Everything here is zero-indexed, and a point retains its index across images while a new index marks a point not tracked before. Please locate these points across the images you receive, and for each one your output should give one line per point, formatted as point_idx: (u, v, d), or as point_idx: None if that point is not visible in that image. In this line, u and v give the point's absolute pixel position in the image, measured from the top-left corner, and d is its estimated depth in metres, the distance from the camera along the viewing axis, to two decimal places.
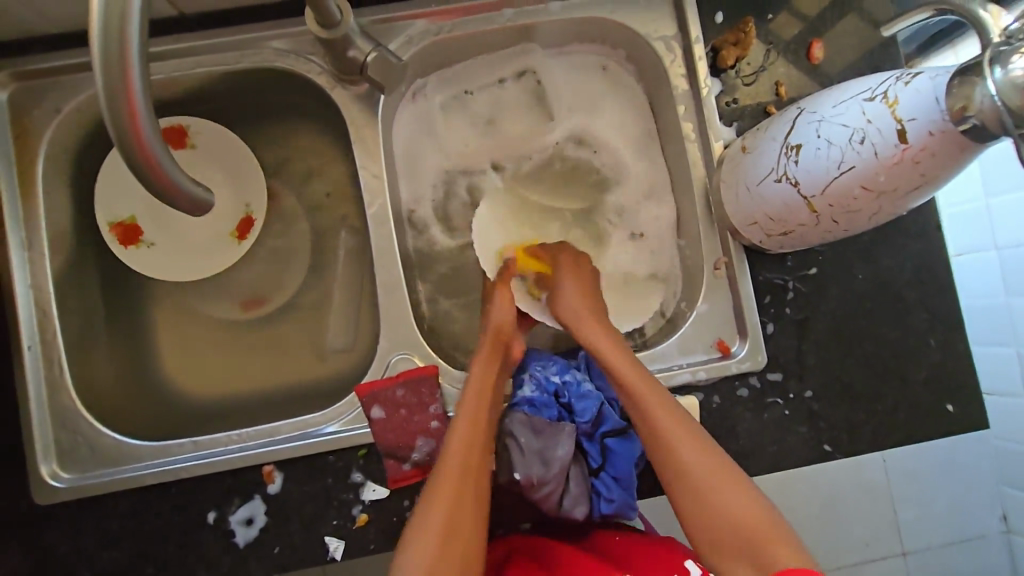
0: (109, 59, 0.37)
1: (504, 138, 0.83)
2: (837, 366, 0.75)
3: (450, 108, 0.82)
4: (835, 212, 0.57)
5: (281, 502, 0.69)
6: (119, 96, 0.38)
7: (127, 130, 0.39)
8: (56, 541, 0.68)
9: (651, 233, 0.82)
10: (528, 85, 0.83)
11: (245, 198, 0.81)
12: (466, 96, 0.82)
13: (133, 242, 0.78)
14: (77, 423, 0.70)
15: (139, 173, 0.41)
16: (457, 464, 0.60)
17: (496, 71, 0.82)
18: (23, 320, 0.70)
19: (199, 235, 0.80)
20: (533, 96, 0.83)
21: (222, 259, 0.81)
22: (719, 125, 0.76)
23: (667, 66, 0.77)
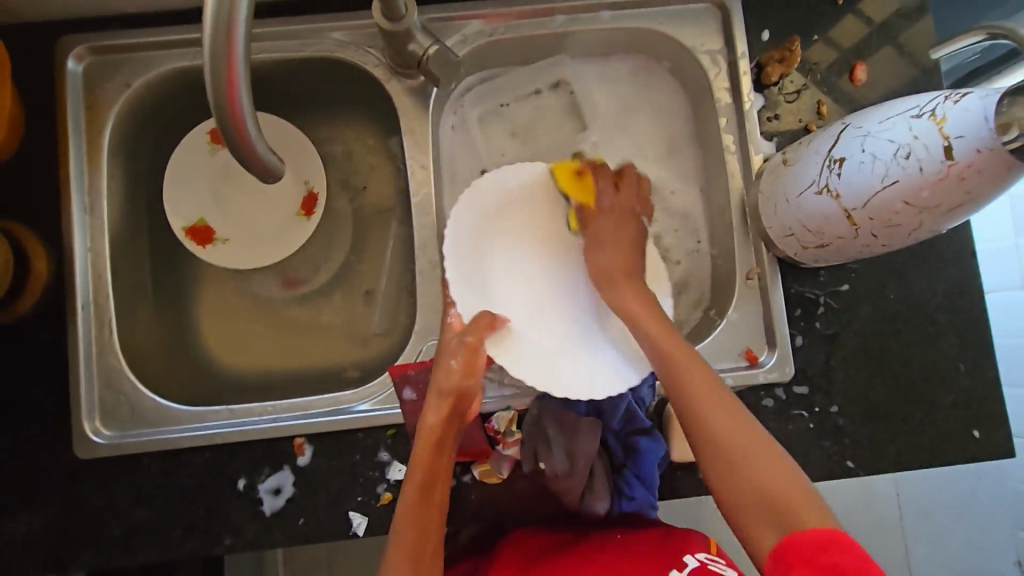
0: (219, 28, 0.39)
1: (538, 144, 0.85)
2: (864, 384, 0.75)
3: (492, 116, 0.84)
4: (875, 225, 0.58)
5: (309, 475, 0.71)
6: (222, 61, 0.40)
7: (225, 91, 0.41)
8: (92, 495, 0.70)
9: (684, 240, 0.83)
10: (563, 96, 0.85)
11: (306, 175, 0.86)
12: (507, 105, 0.84)
13: (210, 246, 0.84)
14: (120, 383, 0.72)
15: (227, 136, 0.44)
16: (413, 526, 0.57)
17: (538, 80, 0.84)
18: (79, 281, 0.73)
19: (269, 220, 0.86)
20: (567, 107, 0.85)
21: (295, 238, 0.86)
22: (760, 139, 0.77)
23: (711, 79, 0.79)
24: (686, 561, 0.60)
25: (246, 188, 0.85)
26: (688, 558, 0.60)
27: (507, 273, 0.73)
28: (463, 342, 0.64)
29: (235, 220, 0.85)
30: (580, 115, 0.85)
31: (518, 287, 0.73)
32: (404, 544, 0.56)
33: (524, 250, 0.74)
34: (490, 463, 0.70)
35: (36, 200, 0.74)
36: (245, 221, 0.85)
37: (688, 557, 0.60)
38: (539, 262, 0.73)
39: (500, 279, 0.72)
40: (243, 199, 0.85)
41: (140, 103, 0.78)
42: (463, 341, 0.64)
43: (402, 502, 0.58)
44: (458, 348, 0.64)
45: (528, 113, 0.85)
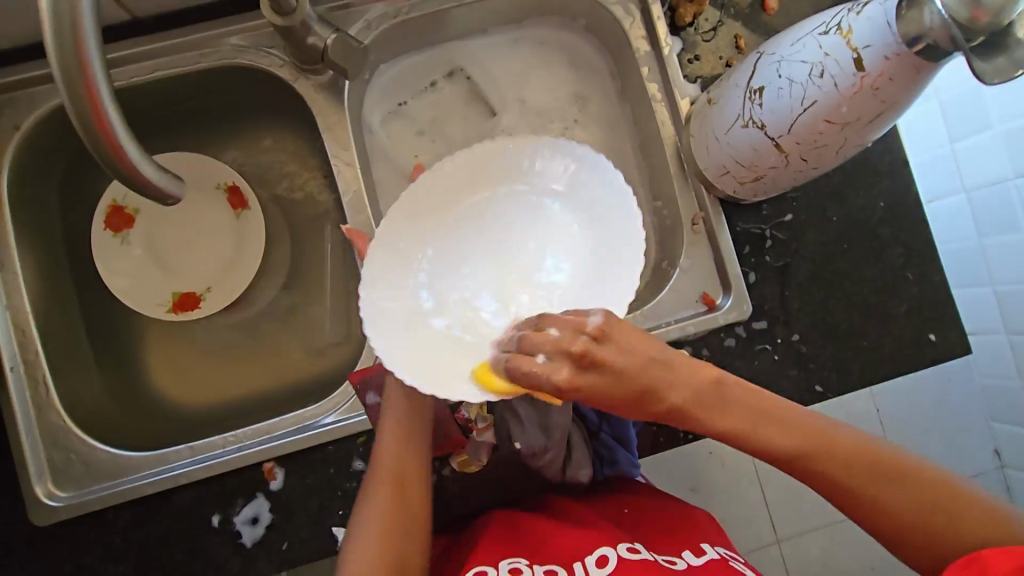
0: (65, 42, 0.38)
1: (455, 139, 0.82)
2: (820, 308, 0.76)
3: (392, 116, 0.82)
4: (803, 149, 0.58)
5: (284, 498, 0.69)
6: (76, 76, 0.38)
7: (83, 101, 0.39)
8: (58, 560, 0.67)
9: None
10: (461, 84, 0.83)
11: (214, 178, 0.82)
12: (405, 104, 0.82)
13: (200, 304, 0.81)
14: (69, 440, 0.68)
15: (105, 159, 0.42)
16: (392, 459, 0.61)
17: (431, 71, 0.82)
18: (3, 342, 0.68)
19: (215, 240, 0.82)
20: (470, 95, 0.83)
21: (251, 228, 0.82)
22: (684, 82, 0.77)
23: (627, 29, 0.78)
24: (686, 556, 0.58)
25: (175, 220, 0.81)
26: (689, 553, 0.59)
27: (449, 243, 0.66)
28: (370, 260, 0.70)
29: (183, 254, 0.81)
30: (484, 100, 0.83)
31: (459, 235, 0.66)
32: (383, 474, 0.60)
33: (478, 222, 0.66)
34: (467, 453, 0.68)
35: None
36: (190, 252, 0.81)
37: (689, 553, 0.59)
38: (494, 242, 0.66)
39: (448, 240, 0.66)
40: (177, 231, 0.82)
41: (34, 144, 0.72)
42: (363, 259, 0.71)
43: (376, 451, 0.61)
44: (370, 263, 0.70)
45: (428, 107, 0.82)
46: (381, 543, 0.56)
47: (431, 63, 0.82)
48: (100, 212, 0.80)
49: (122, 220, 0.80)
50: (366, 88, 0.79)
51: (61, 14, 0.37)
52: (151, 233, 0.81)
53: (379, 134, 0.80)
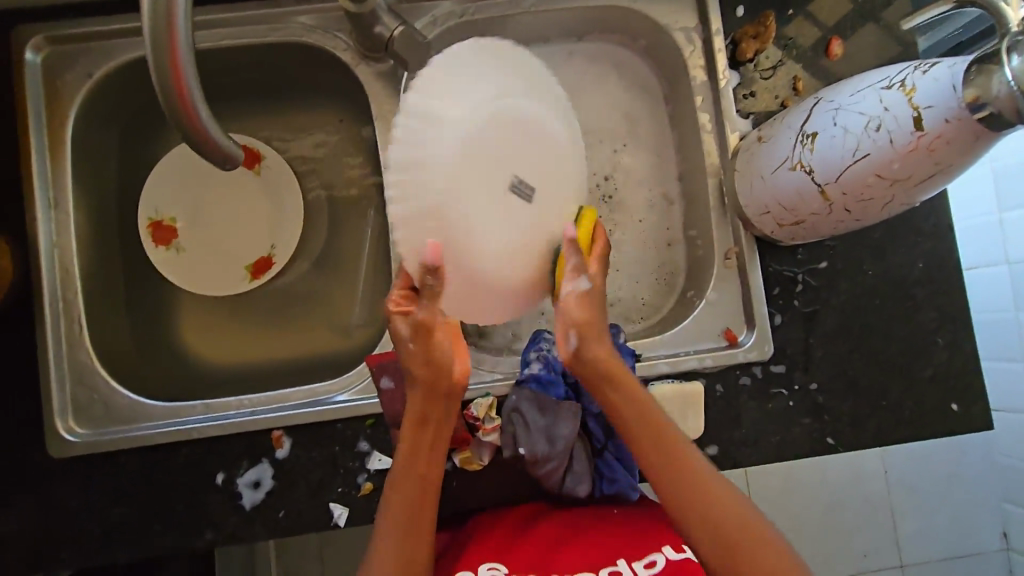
0: (159, 27, 0.40)
1: None
2: (843, 360, 0.75)
3: None
4: (848, 200, 0.58)
5: (288, 467, 0.70)
6: (166, 61, 0.41)
7: (168, 69, 0.41)
8: (67, 493, 0.69)
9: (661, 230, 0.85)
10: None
11: None
12: None
13: (274, 262, 0.85)
14: (94, 381, 0.71)
15: (182, 131, 0.45)
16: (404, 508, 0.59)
17: None
18: (46, 278, 0.71)
19: (255, 207, 0.85)
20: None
21: (279, 175, 0.85)
22: (736, 116, 0.76)
23: (686, 57, 0.78)
24: (666, 551, 0.62)
25: (218, 187, 0.85)
26: (669, 548, 0.62)
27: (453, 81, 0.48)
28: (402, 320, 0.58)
29: (224, 220, 0.84)
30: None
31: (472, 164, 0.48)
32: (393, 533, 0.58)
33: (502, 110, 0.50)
34: (470, 450, 0.70)
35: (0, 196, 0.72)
36: (230, 219, 0.84)
37: (669, 547, 0.62)
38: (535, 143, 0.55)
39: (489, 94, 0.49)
40: (219, 199, 0.85)
41: (102, 95, 0.76)
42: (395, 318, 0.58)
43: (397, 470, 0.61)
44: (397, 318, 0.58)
45: None
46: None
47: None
48: (145, 233, 0.83)
49: (167, 233, 0.83)
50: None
51: (160, 4, 0.39)
52: (195, 203, 0.84)
53: None
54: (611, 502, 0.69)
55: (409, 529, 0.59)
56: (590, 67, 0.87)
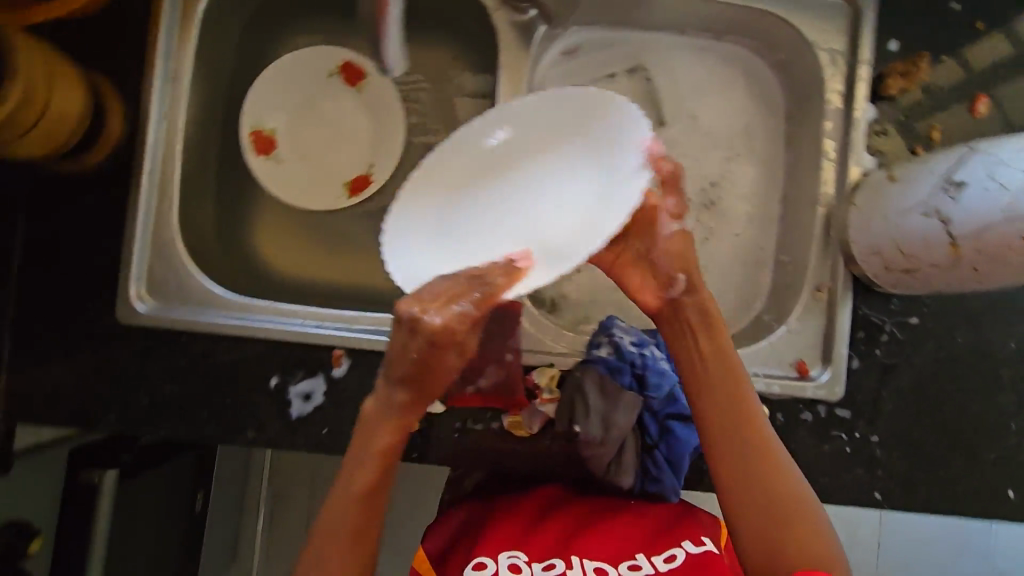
0: None
1: None
2: (909, 420, 0.74)
3: None
4: (979, 259, 0.56)
5: (342, 388, 0.70)
6: None
7: None
8: (126, 360, 0.70)
9: (751, 250, 0.84)
10: (639, 82, 0.85)
11: (327, 65, 0.86)
12: (578, 88, 0.85)
13: (371, 180, 0.86)
14: (174, 258, 0.71)
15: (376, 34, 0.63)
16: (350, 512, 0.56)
17: (614, 64, 0.85)
18: (150, 145, 0.71)
19: (357, 127, 0.87)
20: (643, 94, 0.85)
21: (383, 94, 0.86)
22: (864, 152, 0.74)
23: (826, 79, 0.76)
24: (685, 545, 0.60)
25: (324, 101, 0.86)
26: (689, 542, 0.60)
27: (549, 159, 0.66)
28: (464, 311, 0.53)
29: (325, 134, 0.86)
30: (657, 105, 0.85)
31: (534, 199, 0.66)
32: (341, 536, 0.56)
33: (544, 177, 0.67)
34: (522, 416, 0.69)
35: (122, 56, 0.71)
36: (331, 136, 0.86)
37: (689, 543, 0.60)
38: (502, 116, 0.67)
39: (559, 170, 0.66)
40: (324, 115, 0.86)
41: None
42: (421, 300, 0.52)
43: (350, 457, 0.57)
44: (433, 305, 0.52)
45: None
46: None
47: (610, 52, 0.84)
48: (247, 144, 0.82)
49: (269, 145, 0.83)
50: (552, 44, 0.82)
51: None
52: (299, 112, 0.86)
53: None
54: (648, 499, 0.68)
55: (355, 528, 0.56)
56: (719, 69, 0.85)
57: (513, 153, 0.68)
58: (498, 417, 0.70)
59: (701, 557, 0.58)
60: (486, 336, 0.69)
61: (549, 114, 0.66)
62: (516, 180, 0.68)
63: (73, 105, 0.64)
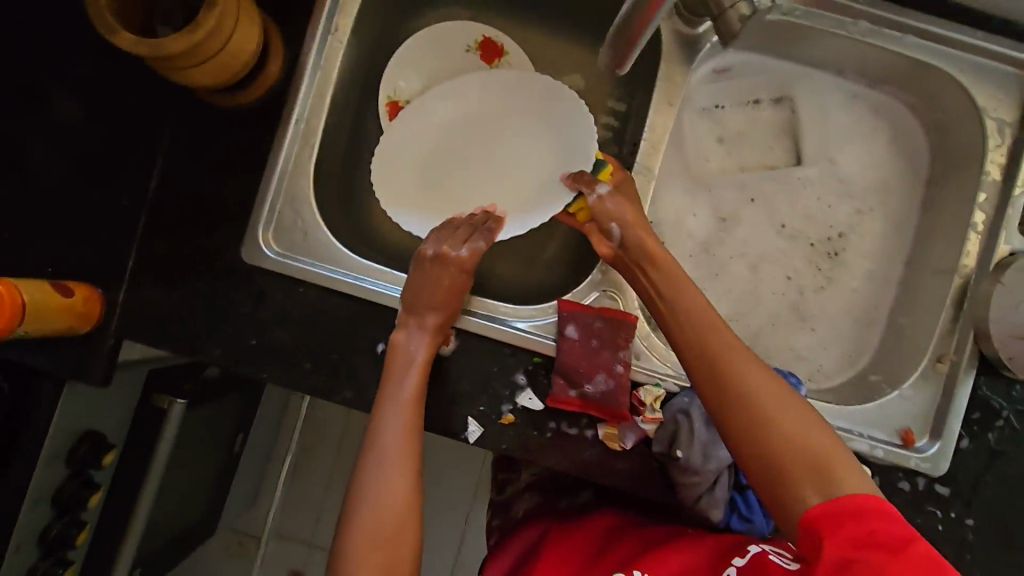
0: None
1: (743, 160, 0.84)
2: (1010, 513, 0.71)
3: (703, 112, 0.83)
4: None
5: (444, 366, 0.70)
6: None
7: None
8: (242, 297, 0.70)
9: (866, 306, 0.82)
10: (782, 113, 0.84)
11: (467, 41, 0.85)
12: (721, 108, 0.84)
13: None
14: (303, 209, 0.73)
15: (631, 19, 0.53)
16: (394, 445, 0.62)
17: (761, 90, 0.83)
18: (302, 92, 0.72)
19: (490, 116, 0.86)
20: (784, 126, 0.84)
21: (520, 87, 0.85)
22: (1016, 230, 0.72)
23: (988, 148, 0.73)
24: (734, 560, 0.58)
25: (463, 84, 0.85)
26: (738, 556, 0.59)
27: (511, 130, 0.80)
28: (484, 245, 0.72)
29: None
30: (797, 143, 0.83)
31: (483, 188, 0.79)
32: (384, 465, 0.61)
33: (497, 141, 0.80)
34: (618, 429, 0.68)
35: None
36: None
37: (736, 556, 0.58)
38: (491, 90, 0.80)
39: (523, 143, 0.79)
40: None
41: None
42: (447, 240, 0.71)
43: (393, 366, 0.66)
44: (452, 242, 0.71)
45: (739, 121, 0.84)
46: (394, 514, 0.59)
47: (761, 80, 0.83)
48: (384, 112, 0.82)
49: None
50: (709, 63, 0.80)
51: None
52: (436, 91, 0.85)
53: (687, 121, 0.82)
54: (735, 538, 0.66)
55: (401, 462, 0.61)
56: (868, 117, 0.83)
57: (473, 111, 0.80)
58: (596, 425, 0.69)
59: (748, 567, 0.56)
60: (597, 346, 0.70)
61: (532, 128, 0.80)
62: (485, 144, 0.80)
63: (250, 42, 0.65)
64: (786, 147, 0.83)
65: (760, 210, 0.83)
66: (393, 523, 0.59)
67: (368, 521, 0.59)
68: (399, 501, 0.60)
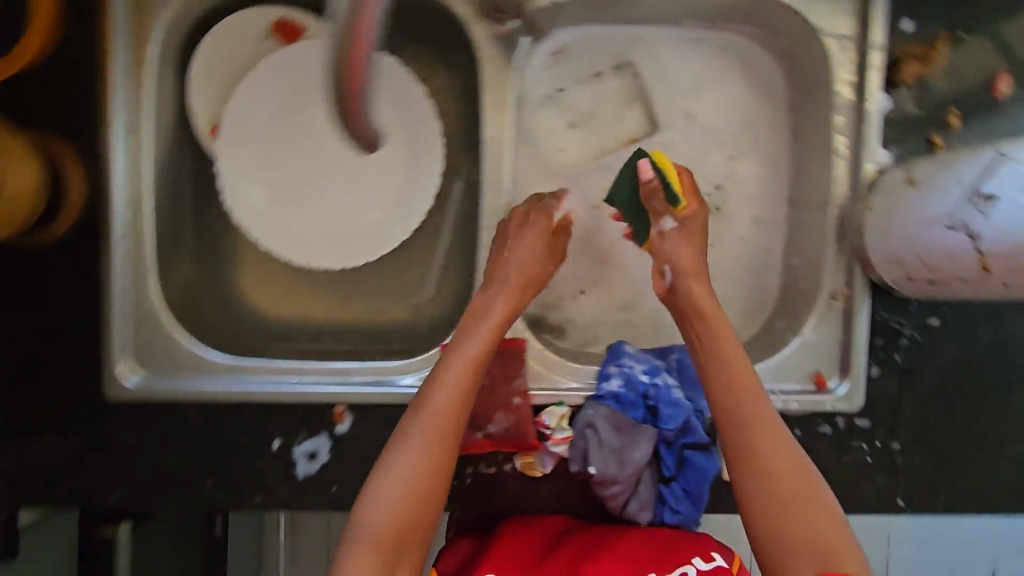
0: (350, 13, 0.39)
1: (603, 139, 0.79)
2: (931, 424, 0.72)
3: (548, 100, 0.78)
4: (1010, 277, 0.52)
5: (346, 445, 0.68)
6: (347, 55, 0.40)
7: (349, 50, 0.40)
8: (121, 435, 0.67)
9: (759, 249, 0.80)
10: (625, 80, 0.79)
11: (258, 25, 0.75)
12: (564, 91, 0.79)
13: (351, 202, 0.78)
14: (156, 325, 0.68)
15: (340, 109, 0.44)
16: (428, 431, 0.57)
17: (599, 61, 0.78)
18: (117, 206, 0.67)
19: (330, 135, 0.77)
20: (632, 90, 0.79)
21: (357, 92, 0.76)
22: (877, 145, 0.69)
23: (834, 68, 0.70)
24: (695, 562, 0.59)
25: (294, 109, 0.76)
26: (699, 558, 0.59)
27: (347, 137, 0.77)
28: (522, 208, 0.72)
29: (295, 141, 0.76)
30: (649, 105, 0.79)
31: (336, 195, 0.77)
32: (421, 444, 0.56)
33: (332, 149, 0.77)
34: (534, 457, 0.67)
35: (75, 113, 0.66)
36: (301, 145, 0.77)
37: (698, 558, 0.59)
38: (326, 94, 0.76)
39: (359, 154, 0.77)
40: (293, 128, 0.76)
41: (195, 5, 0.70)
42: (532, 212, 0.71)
43: (440, 370, 0.61)
44: (542, 220, 0.71)
45: (587, 99, 0.79)
46: (415, 492, 0.55)
47: (596, 51, 0.78)
48: (207, 142, 0.74)
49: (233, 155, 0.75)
50: (538, 48, 0.76)
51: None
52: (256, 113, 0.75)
53: (532, 118, 0.78)
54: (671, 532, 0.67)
55: (432, 441, 0.57)
56: (716, 59, 0.79)
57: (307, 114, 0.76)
58: (512, 457, 0.68)
59: (711, 574, 0.58)
60: (490, 382, 0.68)
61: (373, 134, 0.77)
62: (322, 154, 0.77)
63: (26, 178, 0.61)
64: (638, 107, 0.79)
65: None
66: (396, 536, 0.54)
67: (392, 505, 0.54)
68: (424, 481, 0.55)
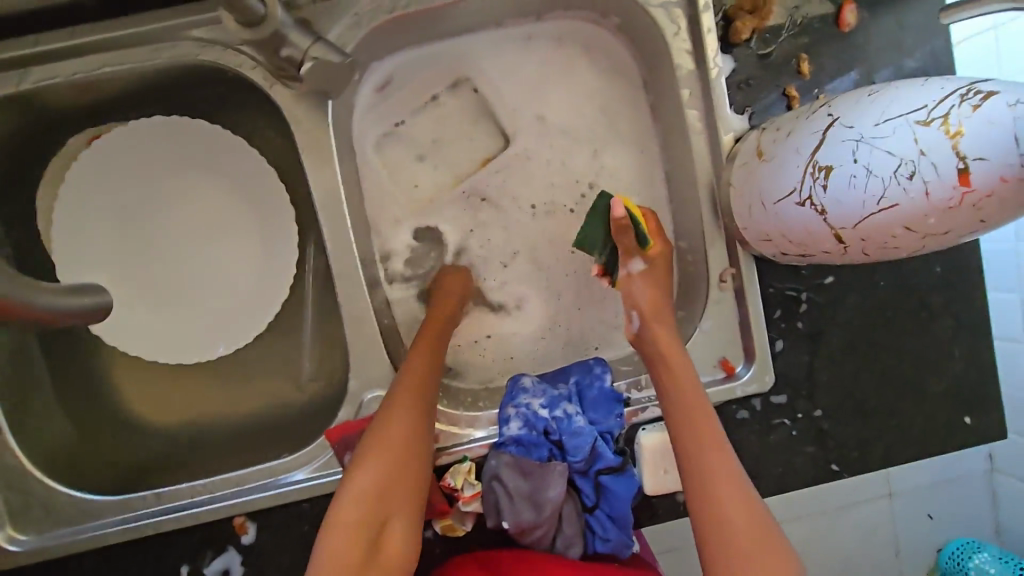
0: None
1: (453, 165, 0.74)
2: (849, 383, 0.69)
3: (388, 138, 0.73)
4: (868, 246, 0.48)
5: (256, 552, 0.65)
6: None
7: None
8: None
9: None
10: (466, 97, 0.74)
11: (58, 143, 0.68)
12: (402, 124, 0.73)
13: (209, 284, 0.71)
14: (27, 483, 0.63)
15: None
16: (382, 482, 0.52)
17: (432, 84, 0.73)
18: None
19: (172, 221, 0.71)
20: (475, 106, 0.74)
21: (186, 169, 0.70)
22: (730, 113, 0.64)
23: (669, 39, 0.64)
24: None
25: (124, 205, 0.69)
26: None
27: (190, 212, 0.71)
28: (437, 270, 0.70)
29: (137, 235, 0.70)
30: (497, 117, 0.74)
31: (197, 281, 0.71)
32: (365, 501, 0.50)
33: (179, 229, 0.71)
34: (451, 518, 0.65)
35: None
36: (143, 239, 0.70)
37: None
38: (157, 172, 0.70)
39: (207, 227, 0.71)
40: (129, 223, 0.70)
41: None
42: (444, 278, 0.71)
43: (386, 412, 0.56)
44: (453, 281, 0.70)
45: (427, 125, 0.74)
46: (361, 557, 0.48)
47: (426, 73, 0.72)
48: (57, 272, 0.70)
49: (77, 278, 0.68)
50: (358, 87, 0.69)
51: None
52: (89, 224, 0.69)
53: (374, 161, 0.72)
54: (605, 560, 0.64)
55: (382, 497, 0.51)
56: (555, 50, 0.73)
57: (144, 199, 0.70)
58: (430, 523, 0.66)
59: None
60: None
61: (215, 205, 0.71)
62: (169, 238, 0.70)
63: None
64: (486, 121, 0.74)
65: (499, 203, 0.74)
66: None
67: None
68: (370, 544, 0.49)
